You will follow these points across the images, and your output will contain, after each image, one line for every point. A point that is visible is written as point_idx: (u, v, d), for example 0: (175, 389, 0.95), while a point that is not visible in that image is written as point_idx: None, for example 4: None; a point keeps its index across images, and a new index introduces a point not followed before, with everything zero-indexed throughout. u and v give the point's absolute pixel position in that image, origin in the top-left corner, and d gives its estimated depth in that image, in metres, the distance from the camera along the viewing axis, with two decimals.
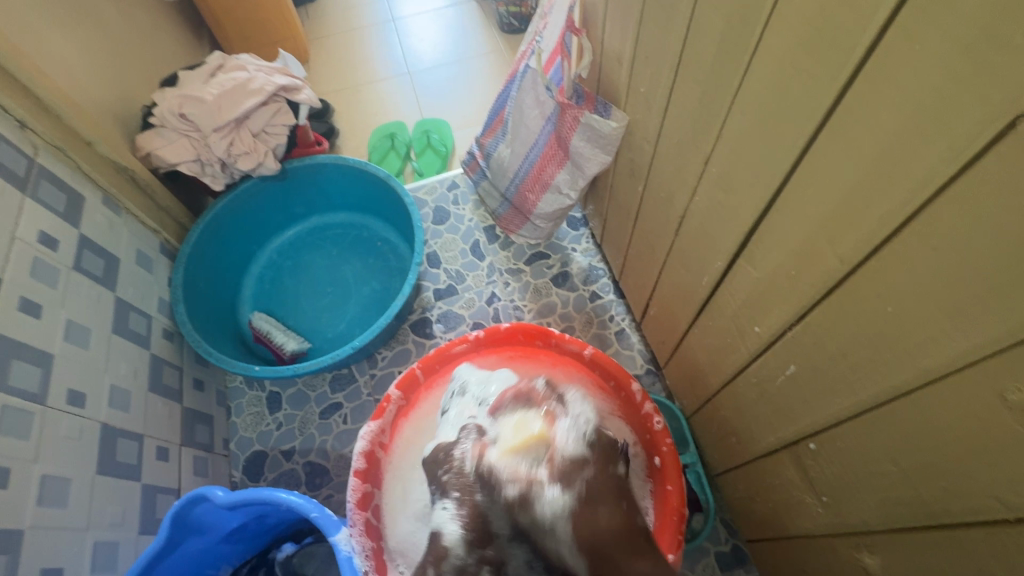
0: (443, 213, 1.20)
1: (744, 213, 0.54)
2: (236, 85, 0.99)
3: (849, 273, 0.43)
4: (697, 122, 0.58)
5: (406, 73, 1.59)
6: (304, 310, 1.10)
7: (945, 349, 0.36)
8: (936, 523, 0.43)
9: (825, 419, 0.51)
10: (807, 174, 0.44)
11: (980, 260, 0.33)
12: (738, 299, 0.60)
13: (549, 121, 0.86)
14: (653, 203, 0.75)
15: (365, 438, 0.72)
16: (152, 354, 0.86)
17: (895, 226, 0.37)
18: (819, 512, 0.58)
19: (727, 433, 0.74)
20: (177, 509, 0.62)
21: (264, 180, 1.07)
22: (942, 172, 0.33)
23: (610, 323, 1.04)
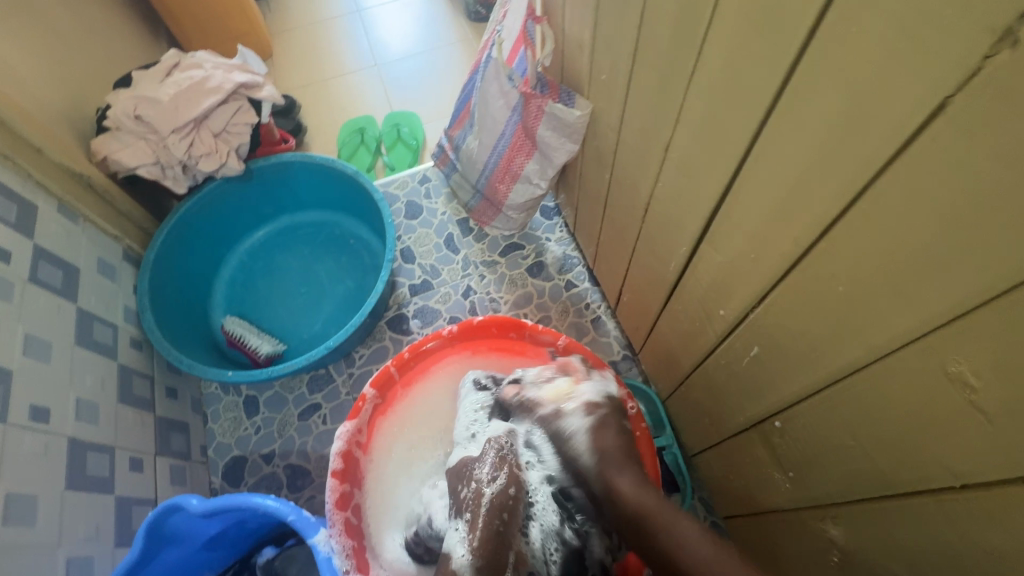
0: (415, 207, 1.18)
1: (704, 198, 0.54)
2: (193, 84, 0.96)
3: (804, 254, 0.43)
4: (657, 109, 0.58)
5: (374, 65, 1.56)
6: (278, 312, 1.09)
7: (893, 326, 0.37)
8: (888, 493, 0.45)
9: (790, 396, 0.52)
10: (760, 159, 0.44)
11: (920, 240, 0.33)
12: (703, 283, 0.61)
13: (515, 111, 0.86)
14: (620, 190, 0.75)
15: (342, 438, 0.72)
16: (120, 364, 0.84)
17: (843, 205, 0.38)
18: (787, 487, 0.59)
19: (700, 414, 0.75)
20: (150, 520, 0.62)
21: (229, 181, 1.05)
22: (883, 154, 0.33)
23: (586, 311, 1.05)
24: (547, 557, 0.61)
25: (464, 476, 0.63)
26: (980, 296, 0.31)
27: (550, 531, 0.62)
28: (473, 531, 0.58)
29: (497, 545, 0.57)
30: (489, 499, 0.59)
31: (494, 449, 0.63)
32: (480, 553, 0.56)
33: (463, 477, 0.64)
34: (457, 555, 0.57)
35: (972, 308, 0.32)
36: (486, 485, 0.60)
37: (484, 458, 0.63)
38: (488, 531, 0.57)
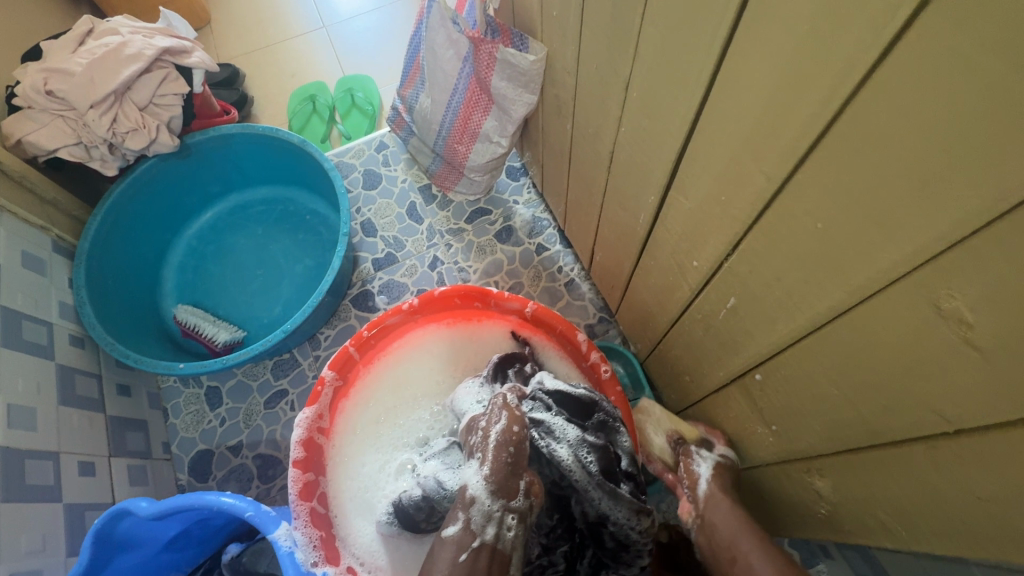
0: (374, 176, 1.11)
1: (669, 139, 0.49)
2: (108, 51, 0.86)
3: (777, 191, 0.39)
4: (613, 43, 0.52)
5: (321, 26, 1.45)
6: (235, 297, 1.02)
7: (877, 262, 0.33)
8: (875, 441, 0.42)
9: (769, 348, 0.49)
10: (726, 86, 0.39)
11: (904, 160, 0.29)
12: (674, 233, 0.56)
13: (466, 62, 0.79)
14: (583, 141, 0.69)
15: (302, 426, 0.67)
16: (58, 365, 0.78)
17: (819, 129, 0.33)
18: (770, 441, 0.57)
19: (680, 372, 0.72)
20: (95, 529, 0.57)
21: (165, 158, 0.96)
22: (863, 61, 0.28)
23: (559, 275, 1.00)
24: (585, 463, 0.57)
25: (470, 426, 0.59)
26: (975, 219, 0.27)
27: (571, 446, 0.58)
28: (483, 464, 0.53)
29: (516, 475, 0.53)
30: (496, 440, 0.54)
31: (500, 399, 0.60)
32: (494, 478, 0.51)
33: (470, 430, 0.60)
34: (472, 485, 0.52)
35: (967, 234, 0.27)
36: (492, 424, 0.56)
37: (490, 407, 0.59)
38: (497, 462, 0.52)
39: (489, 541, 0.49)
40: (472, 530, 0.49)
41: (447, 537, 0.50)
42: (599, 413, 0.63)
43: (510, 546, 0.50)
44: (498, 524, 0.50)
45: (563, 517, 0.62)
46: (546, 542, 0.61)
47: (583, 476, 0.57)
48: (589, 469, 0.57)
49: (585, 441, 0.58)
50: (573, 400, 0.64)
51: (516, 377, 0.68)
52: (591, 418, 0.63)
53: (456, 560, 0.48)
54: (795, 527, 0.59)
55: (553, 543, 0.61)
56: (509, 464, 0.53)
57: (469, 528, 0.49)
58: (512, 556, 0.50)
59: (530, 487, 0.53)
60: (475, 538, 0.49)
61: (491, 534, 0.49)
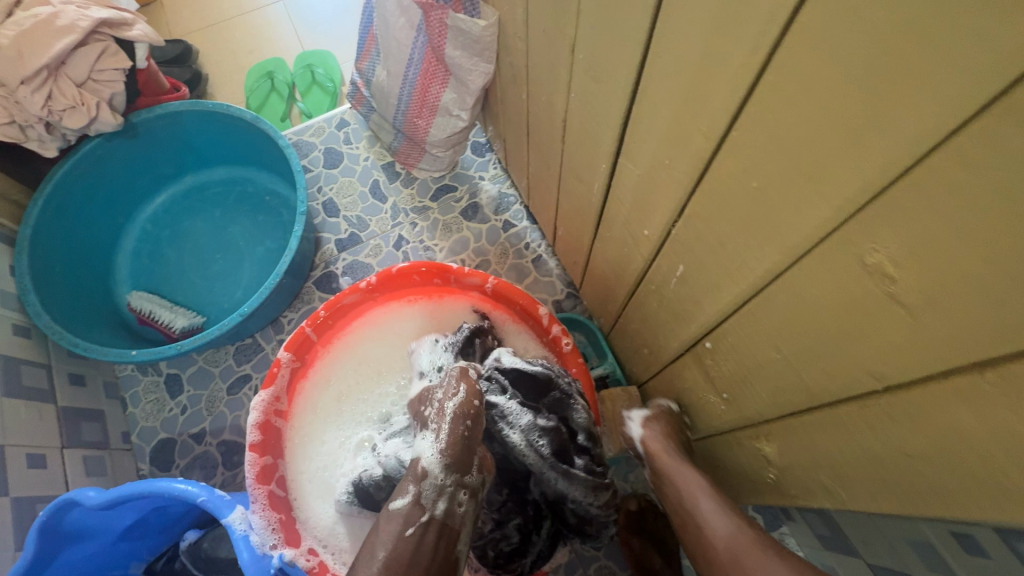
0: (335, 155, 1.08)
1: (615, 102, 0.48)
2: (37, 22, 0.80)
3: (716, 150, 0.38)
4: (557, 3, 0.50)
5: (278, 0, 1.39)
6: (192, 282, 0.99)
7: (809, 220, 0.33)
8: (815, 404, 0.42)
9: (716, 315, 0.49)
10: (663, 41, 0.38)
11: (830, 110, 0.28)
12: (625, 202, 0.55)
13: (419, 31, 0.76)
14: (538, 110, 0.67)
15: (258, 409, 0.66)
16: (2, 355, 0.75)
17: (751, 80, 0.32)
18: (721, 409, 0.57)
19: (639, 345, 0.72)
20: (40, 521, 0.55)
21: (110, 138, 0.92)
22: (787, 4, 0.27)
23: (526, 251, 0.99)
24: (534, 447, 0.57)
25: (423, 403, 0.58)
26: (896, 167, 0.26)
27: (523, 428, 0.58)
28: (438, 437, 0.52)
29: (466, 451, 0.52)
30: (450, 417, 0.53)
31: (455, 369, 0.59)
32: (449, 452, 0.51)
33: (423, 401, 0.59)
34: (424, 458, 0.51)
35: (889, 183, 0.27)
36: (446, 399, 0.55)
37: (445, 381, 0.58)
38: (453, 435, 0.52)
39: (439, 516, 0.49)
40: (421, 505, 0.49)
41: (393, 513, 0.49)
42: (558, 390, 0.61)
43: (460, 522, 0.50)
44: (450, 498, 0.50)
45: (512, 491, 0.63)
46: (499, 516, 0.63)
47: (537, 459, 0.57)
48: (541, 452, 0.57)
49: (536, 425, 0.58)
50: (531, 377, 0.63)
51: (478, 350, 0.67)
52: (548, 396, 0.62)
53: (402, 535, 0.47)
54: (747, 496, 0.60)
55: (505, 516, 0.62)
56: (463, 438, 0.52)
57: (418, 502, 0.49)
58: (462, 532, 0.49)
59: (480, 465, 0.53)
60: (424, 512, 0.48)
61: (442, 509, 0.49)
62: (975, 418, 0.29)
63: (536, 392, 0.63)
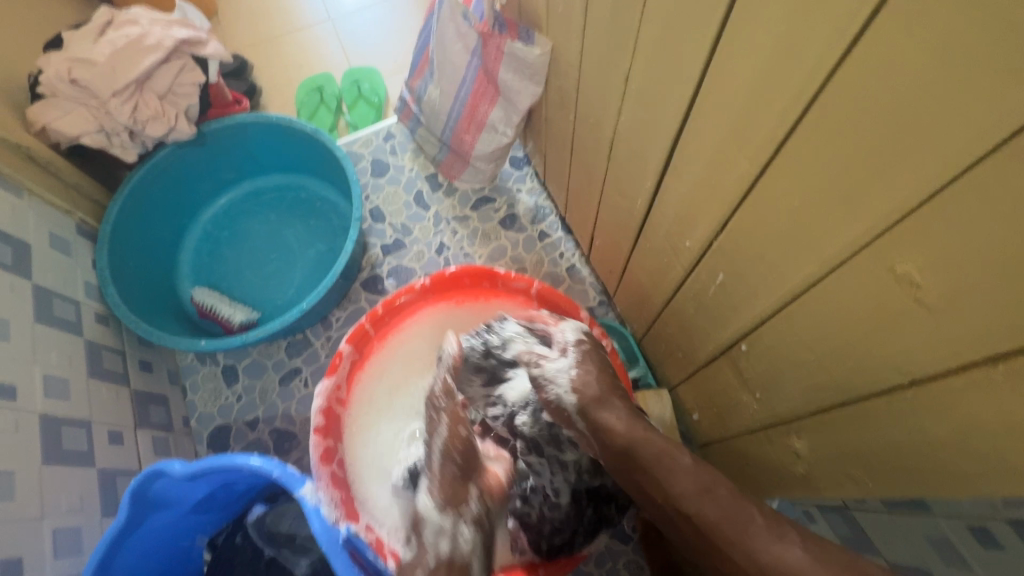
0: (382, 165, 1.15)
1: (664, 127, 0.54)
2: (129, 42, 0.89)
3: (760, 173, 0.44)
4: (613, 38, 0.56)
5: (327, 18, 1.48)
6: (249, 280, 1.07)
7: (844, 234, 0.38)
8: (845, 401, 0.47)
9: (753, 320, 0.54)
10: (716, 78, 0.44)
11: (867, 144, 0.34)
12: (668, 216, 0.61)
13: (474, 55, 0.83)
14: (584, 130, 0.74)
15: (322, 396, 0.72)
16: (86, 340, 0.82)
17: (796, 116, 0.38)
18: (754, 408, 0.62)
19: (673, 349, 0.77)
20: (133, 488, 0.62)
21: (182, 146, 1.00)
22: (831, 56, 0.33)
23: (561, 260, 1.05)
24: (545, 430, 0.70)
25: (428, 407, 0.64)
26: (923, 192, 0.31)
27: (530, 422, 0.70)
28: (433, 484, 0.58)
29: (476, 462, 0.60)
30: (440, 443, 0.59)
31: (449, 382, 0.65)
32: (444, 494, 0.57)
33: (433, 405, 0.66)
34: (424, 502, 0.58)
35: (917, 205, 0.32)
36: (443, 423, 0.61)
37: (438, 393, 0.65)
38: (443, 476, 0.57)
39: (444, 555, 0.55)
40: (426, 548, 0.56)
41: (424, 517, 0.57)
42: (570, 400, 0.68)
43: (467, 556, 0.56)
44: (452, 536, 0.56)
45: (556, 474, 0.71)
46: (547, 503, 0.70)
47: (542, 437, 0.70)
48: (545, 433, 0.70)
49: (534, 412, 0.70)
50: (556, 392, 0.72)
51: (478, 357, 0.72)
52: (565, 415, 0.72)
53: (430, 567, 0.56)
54: (778, 490, 0.64)
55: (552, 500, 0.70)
56: (464, 473, 0.58)
57: (423, 547, 0.56)
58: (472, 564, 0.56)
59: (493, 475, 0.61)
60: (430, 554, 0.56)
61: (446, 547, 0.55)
62: (990, 406, 0.34)
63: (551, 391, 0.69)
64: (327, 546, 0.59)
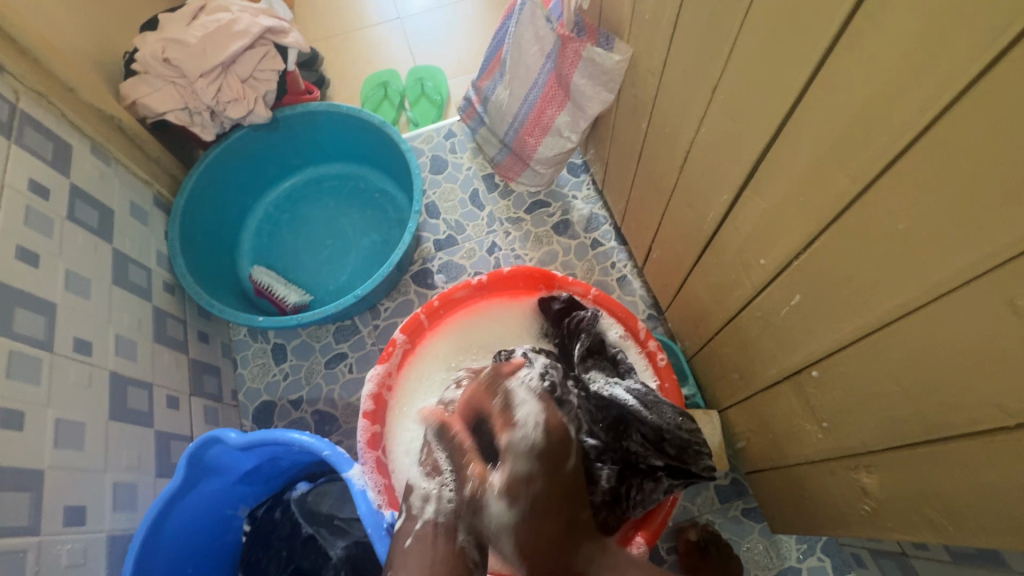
0: (441, 162, 1.17)
1: (752, 139, 0.53)
2: (220, 26, 0.94)
3: (860, 193, 0.42)
4: (706, 46, 0.55)
5: (396, 18, 1.52)
6: (305, 263, 1.10)
7: (956, 261, 0.36)
8: (934, 438, 0.44)
9: (829, 346, 0.52)
10: (821, 91, 0.42)
11: (997, 168, 0.32)
12: (743, 232, 0.60)
13: (549, 58, 0.84)
14: (657, 139, 0.73)
15: (373, 381, 0.74)
16: (154, 306, 0.86)
17: (912, 136, 0.36)
18: (819, 438, 0.59)
19: (729, 370, 0.75)
20: (191, 451, 0.64)
21: (256, 129, 1.03)
22: (965, 74, 0.32)
23: (612, 270, 1.04)
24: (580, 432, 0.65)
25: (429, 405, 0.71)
26: None
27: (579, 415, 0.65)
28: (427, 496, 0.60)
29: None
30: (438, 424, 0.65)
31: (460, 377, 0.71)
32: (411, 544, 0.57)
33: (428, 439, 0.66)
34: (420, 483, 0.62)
35: None
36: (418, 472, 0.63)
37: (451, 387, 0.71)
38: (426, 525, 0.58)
39: (426, 520, 0.59)
40: (412, 515, 0.60)
41: (414, 486, 0.62)
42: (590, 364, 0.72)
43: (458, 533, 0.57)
44: (435, 504, 0.59)
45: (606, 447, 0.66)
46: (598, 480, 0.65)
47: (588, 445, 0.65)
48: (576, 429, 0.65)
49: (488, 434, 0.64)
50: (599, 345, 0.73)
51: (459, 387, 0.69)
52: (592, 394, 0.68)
53: (405, 546, 0.57)
54: (838, 526, 0.62)
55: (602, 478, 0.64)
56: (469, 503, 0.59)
57: (410, 515, 0.60)
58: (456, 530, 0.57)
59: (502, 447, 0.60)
60: (416, 521, 0.59)
61: (427, 513, 0.59)
62: None
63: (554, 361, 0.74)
64: (370, 529, 0.59)
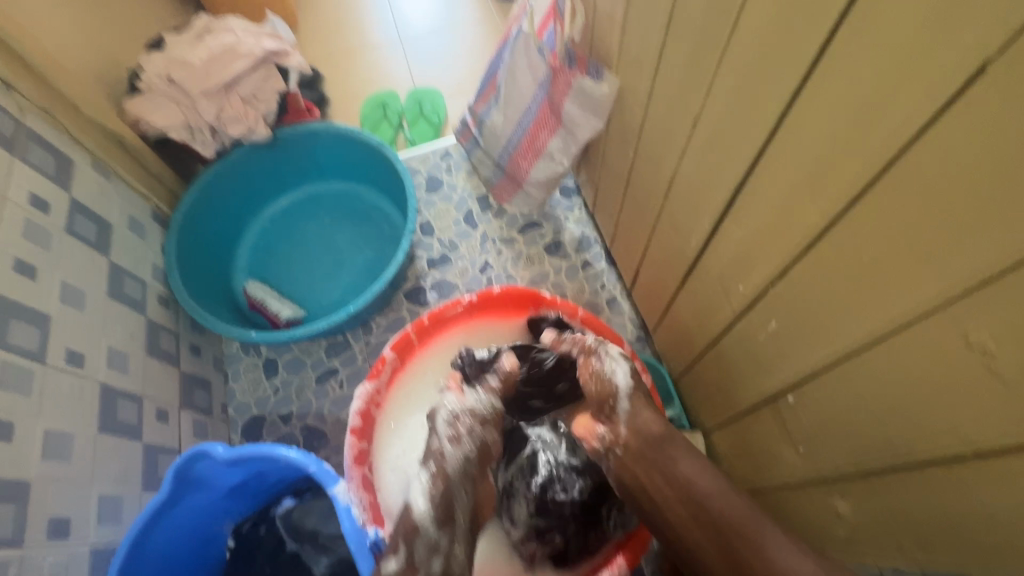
0: (436, 182, 1.19)
1: (730, 171, 0.55)
2: (225, 48, 0.98)
3: (828, 226, 0.44)
4: (687, 81, 0.58)
5: (397, 40, 1.56)
6: (299, 279, 1.11)
7: (916, 295, 0.38)
8: (902, 465, 0.45)
9: (804, 372, 0.53)
10: (792, 129, 0.45)
11: (949, 208, 0.34)
12: (724, 259, 0.61)
13: (542, 86, 0.87)
14: (644, 167, 0.75)
15: (362, 398, 0.74)
16: (148, 319, 0.87)
17: (874, 174, 0.38)
18: (796, 463, 0.60)
19: (712, 393, 0.76)
20: (178, 464, 0.64)
21: (256, 146, 1.06)
22: (918, 120, 0.34)
23: (602, 291, 1.06)
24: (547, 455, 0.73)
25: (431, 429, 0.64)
26: (1004, 261, 0.31)
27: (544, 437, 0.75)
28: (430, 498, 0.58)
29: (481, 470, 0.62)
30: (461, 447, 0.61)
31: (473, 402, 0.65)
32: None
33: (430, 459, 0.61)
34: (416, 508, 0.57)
35: (1000, 273, 0.32)
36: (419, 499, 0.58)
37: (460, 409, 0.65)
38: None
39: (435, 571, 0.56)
40: (414, 564, 0.55)
41: (418, 525, 0.57)
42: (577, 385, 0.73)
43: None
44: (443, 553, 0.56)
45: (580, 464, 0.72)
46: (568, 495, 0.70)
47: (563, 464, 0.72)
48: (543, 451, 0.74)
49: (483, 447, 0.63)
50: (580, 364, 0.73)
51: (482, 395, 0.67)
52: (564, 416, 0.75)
53: None
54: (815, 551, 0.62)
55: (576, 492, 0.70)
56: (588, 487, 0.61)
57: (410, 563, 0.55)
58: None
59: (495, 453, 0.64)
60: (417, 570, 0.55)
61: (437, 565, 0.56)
62: None
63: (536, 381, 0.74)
64: (353, 547, 0.59)
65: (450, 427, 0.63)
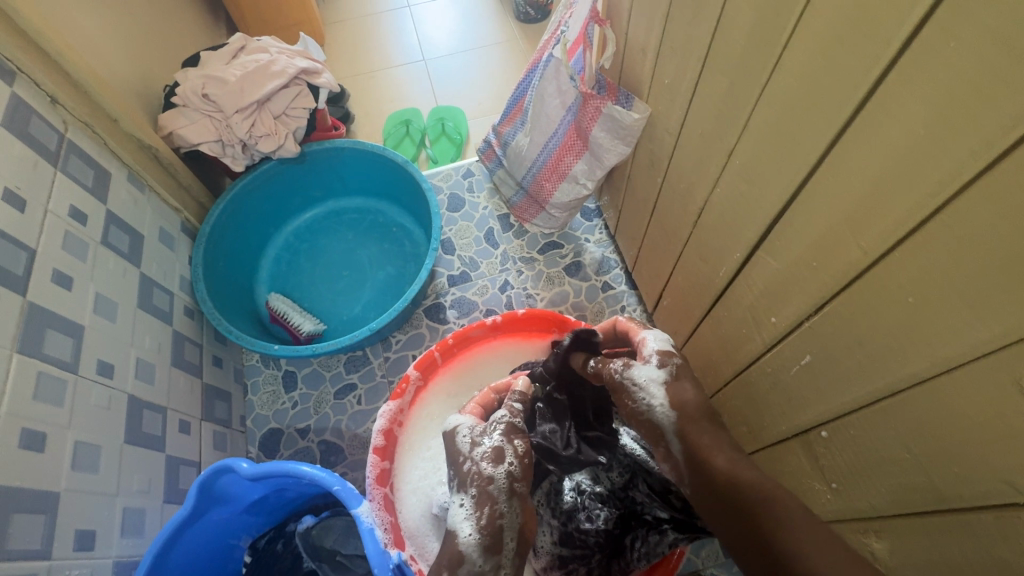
0: (458, 200, 1.20)
1: (766, 204, 0.55)
2: (259, 67, 1.00)
3: (871, 265, 0.44)
4: (723, 114, 0.59)
5: (421, 60, 1.59)
6: (320, 293, 1.12)
7: (965, 338, 0.38)
8: (945, 508, 0.44)
9: (840, 408, 0.53)
10: (834, 167, 0.45)
11: (1002, 255, 0.34)
12: (755, 289, 0.61)
13: (570, 110, 0.88)
14: (672, 194, 0.76)
15: (385, 416, 0.74)
16: (174, 330, 0.88)
17: (923, 216, 0.38)
18: (828, 498, 0.59)
19: (737, 422, 0.76)
20: (203, 478, 0.64)
21: (284, 162, 1.07)
22: (972, 166, 0.34)
23: (621, 314, 1.06)
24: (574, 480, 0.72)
25: (459, 452, 0.60)
26: None
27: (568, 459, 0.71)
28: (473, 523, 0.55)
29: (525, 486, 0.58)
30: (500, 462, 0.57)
31: (502, 420, 0.63)
32: None
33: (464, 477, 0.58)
34: (462, 534, 0.54)
35: None
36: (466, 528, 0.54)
37: (483, 427, 0.63)
38: None
39: None
40: None
41: (464, 553, 0.53)
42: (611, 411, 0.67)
43: None
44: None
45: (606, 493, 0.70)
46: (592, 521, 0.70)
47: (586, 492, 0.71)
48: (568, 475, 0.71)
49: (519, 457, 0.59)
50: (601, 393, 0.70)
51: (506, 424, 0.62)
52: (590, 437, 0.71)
53: None
54: None
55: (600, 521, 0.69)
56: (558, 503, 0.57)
57: None
58: None
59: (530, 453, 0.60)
60: None
61: None
62: None
63: (553, 408, 0.70)
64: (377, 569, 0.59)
65: (488, 450, 0.59)
